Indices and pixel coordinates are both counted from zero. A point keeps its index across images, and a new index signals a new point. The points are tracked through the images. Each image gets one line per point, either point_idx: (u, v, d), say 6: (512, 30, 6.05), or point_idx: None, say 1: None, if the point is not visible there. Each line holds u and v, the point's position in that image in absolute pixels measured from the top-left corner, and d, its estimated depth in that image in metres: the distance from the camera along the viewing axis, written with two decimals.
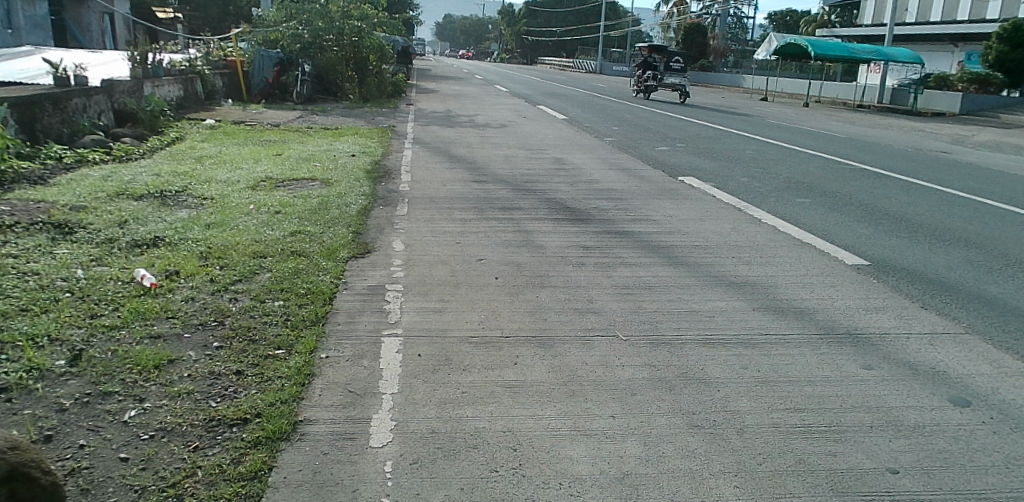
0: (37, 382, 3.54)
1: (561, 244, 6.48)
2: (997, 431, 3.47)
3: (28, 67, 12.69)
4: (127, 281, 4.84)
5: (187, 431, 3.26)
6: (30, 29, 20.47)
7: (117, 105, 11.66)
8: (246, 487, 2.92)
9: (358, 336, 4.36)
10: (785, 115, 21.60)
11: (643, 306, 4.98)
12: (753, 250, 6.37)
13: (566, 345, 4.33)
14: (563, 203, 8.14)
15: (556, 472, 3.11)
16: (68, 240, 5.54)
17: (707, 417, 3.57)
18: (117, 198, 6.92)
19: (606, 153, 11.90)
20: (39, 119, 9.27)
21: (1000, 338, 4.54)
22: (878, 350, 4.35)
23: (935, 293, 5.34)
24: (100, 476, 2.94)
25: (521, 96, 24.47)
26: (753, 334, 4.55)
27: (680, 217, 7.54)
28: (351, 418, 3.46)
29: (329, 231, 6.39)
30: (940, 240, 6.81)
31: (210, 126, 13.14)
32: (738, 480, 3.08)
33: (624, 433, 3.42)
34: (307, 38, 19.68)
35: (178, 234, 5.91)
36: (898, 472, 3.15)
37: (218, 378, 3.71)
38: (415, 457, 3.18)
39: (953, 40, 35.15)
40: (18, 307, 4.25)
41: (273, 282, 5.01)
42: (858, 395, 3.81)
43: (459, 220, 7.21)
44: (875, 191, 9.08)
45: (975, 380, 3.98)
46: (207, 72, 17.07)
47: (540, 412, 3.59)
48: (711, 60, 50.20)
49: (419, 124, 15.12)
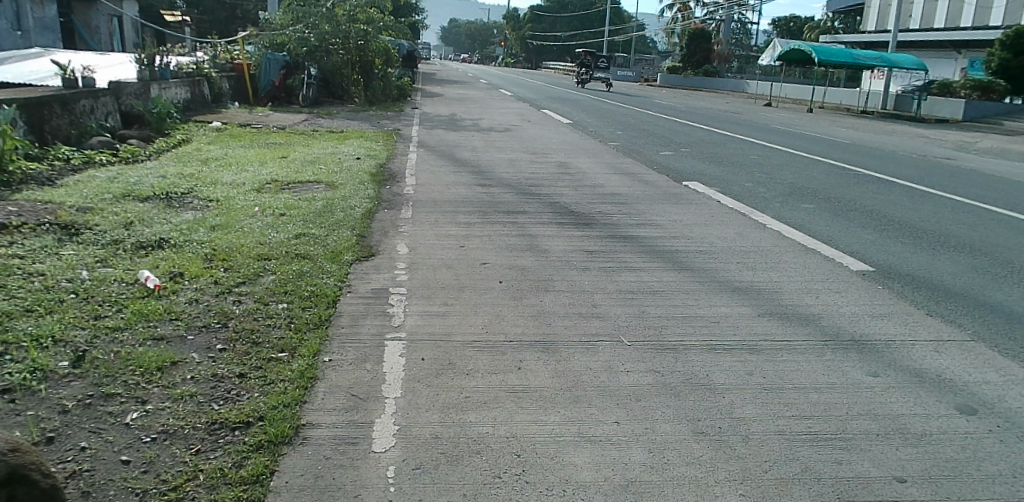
0: (41, 384, 3.53)
1: (566, 249, 6.48)
2: (1004, 440, 3.44)
3: (36, 68, 12.76)
4: (132, 282, 4.84)
5: (189, 434, 3.25)
6: (39, 31, 20.59)
7: (124, 107, 11.69)
8: (247, 491, 2.90)
9: (362, 339, 4.35)
10: (789, 121, 21.57)
11: (647, 311, 4.96)
12: (758, 255, 6.36)
13: (571, 350, 4.32)
14: (568, 207, 8.13)
15: (560, 479, 3.09)
16: (74, 240, 5.55)
17: (712, 424, 3.55)
18: (122, 199, 6.93)
19: (611, 157, 11.89)
20: (46, 121, 9.29)
21: (1005, 346, 4.51)
22: (884, 357, 4.32)
23: (941, 300, 5.31)
24: (102, 479, 2.93)
25: (525, 99, 24.57)
26: (759, 341, 4.52)
27: (685, 222, 7.53)
28: (353, 422, 3.45)
29: (333, 234, 6.38)
30: (946, 247, 6.77)
31: (217, 128, 13.20)
32: (744, 488, 3.06)
33: (629, 440, 3.40)
34: (313, 43, 19.53)
35: (183, 236, 5.91)
36: (905, 481, 3.12)
37: (221, 381, 3.70)
38: (419, 462, 3.17)
39: (957, 46, 35.14)
40: (22, 308, 4.24)
41: (277, 284, 5.00)
42: (863, 403, 3.79)
43: (463, 224, 7.21)
44: (880, 197, 9.06)
45: (981, 388, 3.96)
46: (212, 75, 17.09)
47: (543, 417, 3.57)
48: (715, 65, 50.35)
49: (424, 127, 15.18)
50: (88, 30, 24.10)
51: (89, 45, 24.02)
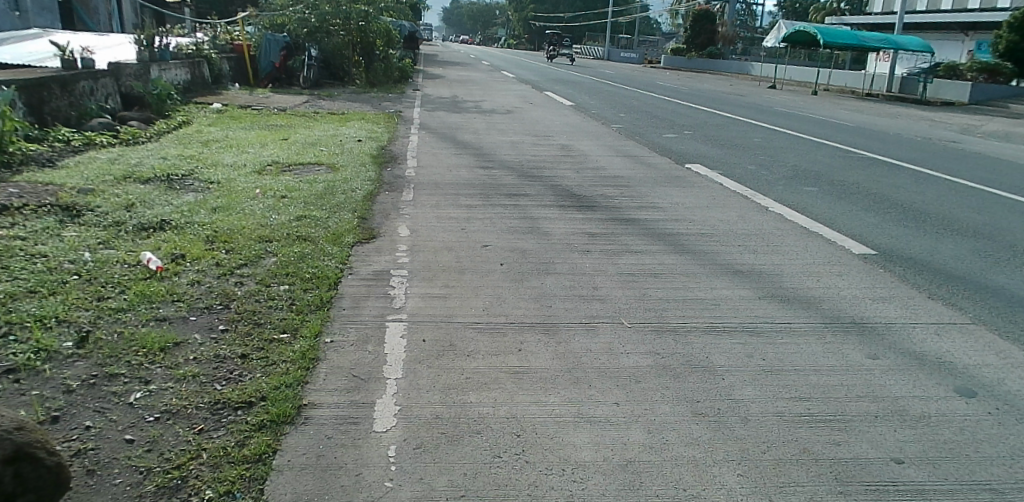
0: (45, 364, 3.55)
1: (567, 231, 6.47)
2: (1002, 422, 3.46)
3: (35, 49, 12.70)
4: (134, 264, 4.85)
5: (192, 413, 3.27)
6: (39, 11, 20.47)
7: (124, 89, 11.65)
8: (250, 470, 2.93)
9: (363, 320, 4.37)
10: (794, 103, 21.46)
11: (648, 294, 4.97)
12: (760, 238, 6.35)
13: (572, 332, 4.34)
14: (569, 189, 8.11)
15: (560, 459, 3.11)
16: (75, 222, 5.56)
17: (711, 405, 3.57)
18: (124, 181, 6.92)
19: (613, 140, 11.84)
20: (46, 102, 9.27)
21: (1006, 328, 4.53)
22: (883, 340, 4.33)
23: (942, 283, 5.32)
24: (106, 458, 2.96)
25: (528, 82, 24.47)
26: (759, 322, 4.54)
27: (687, 204, 7.51)
28: (355, 403, 3.47)
29: (334, 215, 6.39)
30: (947, 230, 6.76)
31: (217, 110, 13.12)
32: (742, 468, 3.08)
33: (628, 420, 3.42)
34: (313, 23, 19.64)
35: (185, 217, 5.92)
36: (903, 463, 3.14)
37: (223, 361, 3.72)
38: (419, 442, 3.19)
39: (964, 29, 34.93)
40: (25, 288, 4.26)
41: (278, 266, 5.02)
42: (863, 384, 3.80)
43: (463, 206, 7.21)
44: (882, 180, 9.03)
45: (981, 371, 3.97)
46: (213, 56, 17.01)
47: (543, 399, 3.58)
48: (719, 47, 49.95)
49: (426, 109, 15.11)
50: (87, 11, 23.91)
51: (89, 26, 23.84)
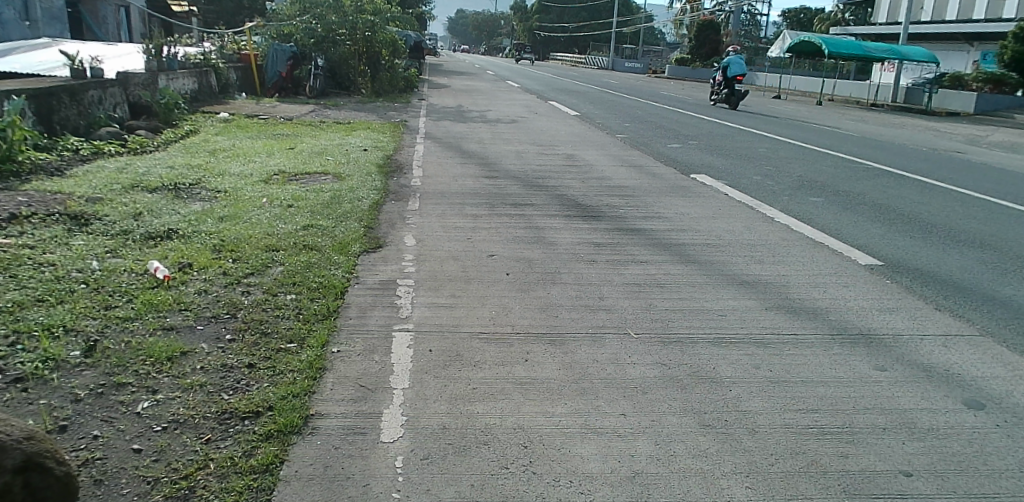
0: (53, 373, 3.57)
1: (573, 242, 6.46)
2: (1011, 435, 3.44)
3: (43, 58, 12.77)
4: (141, 273, 4.86)
5: (199, 423, 3.28)
6: (47, 21, 20.51)
7: (132, 98, 11.72)
8: (257, 480, 2.93)
9: (369, 329, 4.38)
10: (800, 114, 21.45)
11: (654, 305, 4.96)
12: (764, 249, 6.34)
13: (578, 343, 4.33)
14: (574, 199, 8.12)
15: (567, 470, 3.10)
16: (84, 231, 5.59)
17: (718, 417, 3.56)
18: (131, 190, 6.95)
19: (619, 150, 11.85)
20: (56, 111, 9.33)
21: (1013, 340, 4.52)
22: (892, 352, 4.32)
23: (949, 294, 5.31)
24: (113, 467, 2.96)
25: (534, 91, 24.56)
26: (766, 334, 4.52)
27: (693, 215, 7.50)
28: (361, 412, 3.47)
29: (341, 225, 6.40)
30: (953, 242, 6.73)
31: (224, 120, 13.17)
32: (751, 481, 3.07)
33: (636, 433, 3.40)
34: (320, 33, 19.77)
35: (192, 227, 5.94)
36: (912, 476, 3.13)
37: (230, 371, 3.73)
38: (426, 453, 3.19)
39: (969, 39, 34.92)
40: (34, 297, 4.28)
41: (285, 275, 5.03)
42: (870, 396, 3.79)
43: (469, 215, 7.22)
44: (887, 191, 9.01)
45: (989, 382, 3.96)
46: (220, 65, 17.16)
47: (550, 409, 3.58)
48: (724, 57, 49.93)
49: (431, 119, 15.13)
50: (95, 21, 24.06)
51: (98, 36, 24.07)
